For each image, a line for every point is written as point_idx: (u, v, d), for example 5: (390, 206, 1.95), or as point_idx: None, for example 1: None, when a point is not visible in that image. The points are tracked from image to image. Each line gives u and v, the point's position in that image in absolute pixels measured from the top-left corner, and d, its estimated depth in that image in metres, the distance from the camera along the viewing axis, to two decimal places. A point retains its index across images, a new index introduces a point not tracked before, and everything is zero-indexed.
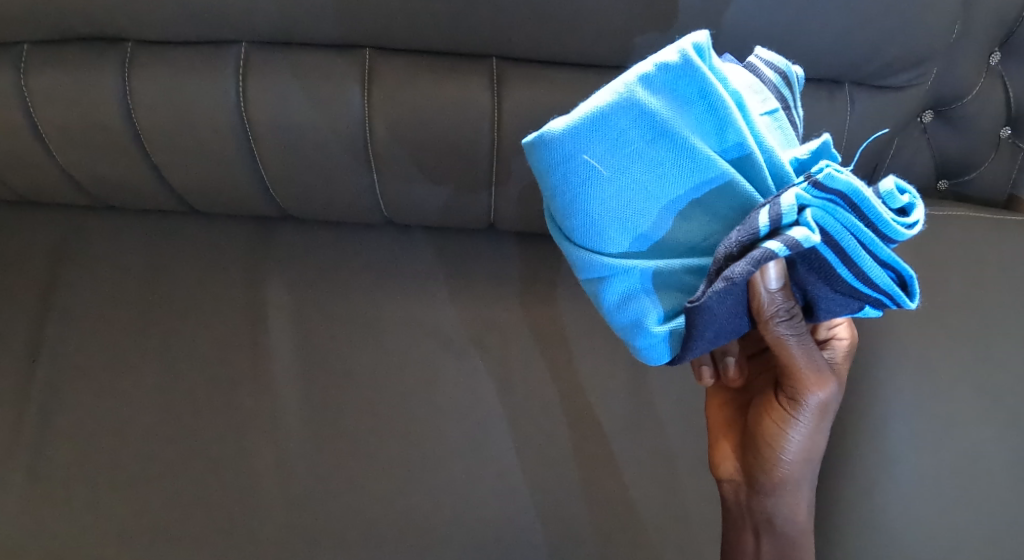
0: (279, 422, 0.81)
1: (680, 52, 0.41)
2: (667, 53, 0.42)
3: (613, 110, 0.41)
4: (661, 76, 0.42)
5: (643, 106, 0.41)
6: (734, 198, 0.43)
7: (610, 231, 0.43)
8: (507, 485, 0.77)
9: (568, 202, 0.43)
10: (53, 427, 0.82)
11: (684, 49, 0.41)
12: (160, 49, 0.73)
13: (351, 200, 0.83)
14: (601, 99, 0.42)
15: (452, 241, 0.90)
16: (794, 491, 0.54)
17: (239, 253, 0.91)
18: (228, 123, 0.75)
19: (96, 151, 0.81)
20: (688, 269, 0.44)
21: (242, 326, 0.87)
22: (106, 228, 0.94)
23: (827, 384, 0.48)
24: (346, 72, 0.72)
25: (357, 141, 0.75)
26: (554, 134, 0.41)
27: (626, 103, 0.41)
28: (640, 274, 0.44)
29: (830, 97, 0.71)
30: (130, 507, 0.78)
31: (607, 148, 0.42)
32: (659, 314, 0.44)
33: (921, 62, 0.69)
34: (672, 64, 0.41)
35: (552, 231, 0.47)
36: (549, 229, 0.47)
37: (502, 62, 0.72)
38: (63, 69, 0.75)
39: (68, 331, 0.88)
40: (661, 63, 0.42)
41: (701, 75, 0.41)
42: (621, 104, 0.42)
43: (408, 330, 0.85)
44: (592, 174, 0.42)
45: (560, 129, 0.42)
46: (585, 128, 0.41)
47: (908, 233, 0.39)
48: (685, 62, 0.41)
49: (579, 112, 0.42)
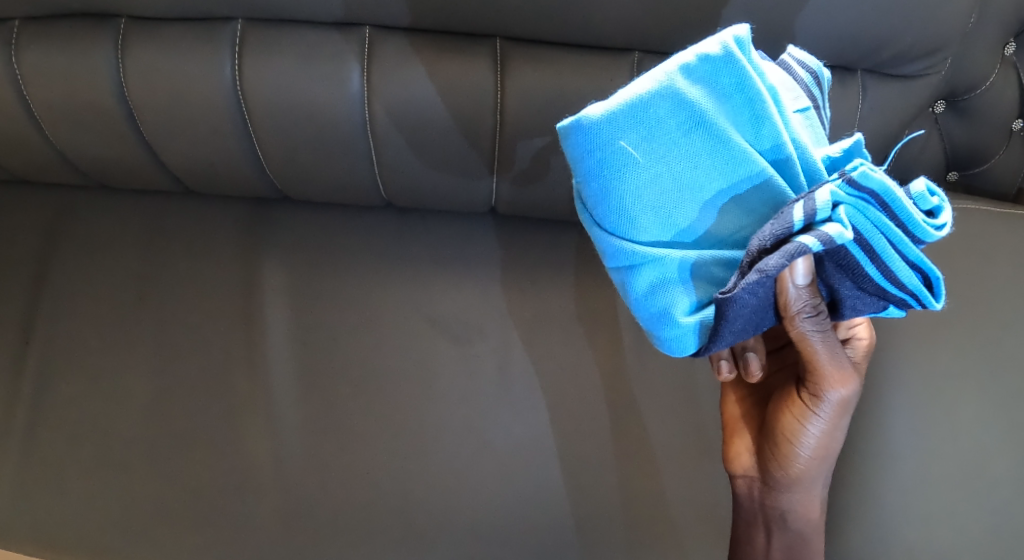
0: (274, 408, 0.80)
1: (721, 44, 0.41)
2: (708, 44, 0.41)
3: (652, 98, 0.41)
4: (702, 67, 0.41)
5: (682, 95, 0.41)
6: (767, 193, 0.42)
7: (642, 219, 0.42)
8: (506, 473, 0.76)
9: (600, 187, 0.42)
10: (45, 413, 0.81)
11: (726, 41, 0.41)
12: (155, 26, 0.71)
13: (350, 181, 0.81)
14: (641, 86, 0.41)
15: (456, 226, 0.88)
16: (808, 487, 0.55)
17: (236, 236, 0.89)
18: (225, 104, 0.73)
19: (88, 130, 0.78)
20: (718, 261, 0.43)
21: (237, 309, 0.85)
22: (99, 209, 0.92)
23: (849, 381, 0.48)
24: (345, 50, 0.69)
25: (357, 122, 0.73)
26: (591, 119, 0.40)
27: (666, 92, 0.41)
28: (670, 263, 0.43)
29: (843, 84, 0.70)
30: (123, 494, 0.77)
31: (644, 135, 0.41)
32: (688, 304, 0.43)
33: (935, 51, 0.68)
34: (713, 55, 0.41)
35: (581, 217, 0.45)
36: (578, 214, 0.45)
37: (507, 42, 0.69)
38: (53, 44, 0.72)
39: (59, 315, 0.86)
40: (701, 54, 0.41)
41: (742, 68, 0.41)
42: (660, 92, 0.41)
43: (407, 316, 0.84)
44: (627, 161, 0.41)
45: (598, 115, 0.41)
46: (622, 115, 0.41)
47: (937, 234, 0.39)
48: (726, 54, 0.41)
49: (617, 99, 0.41)
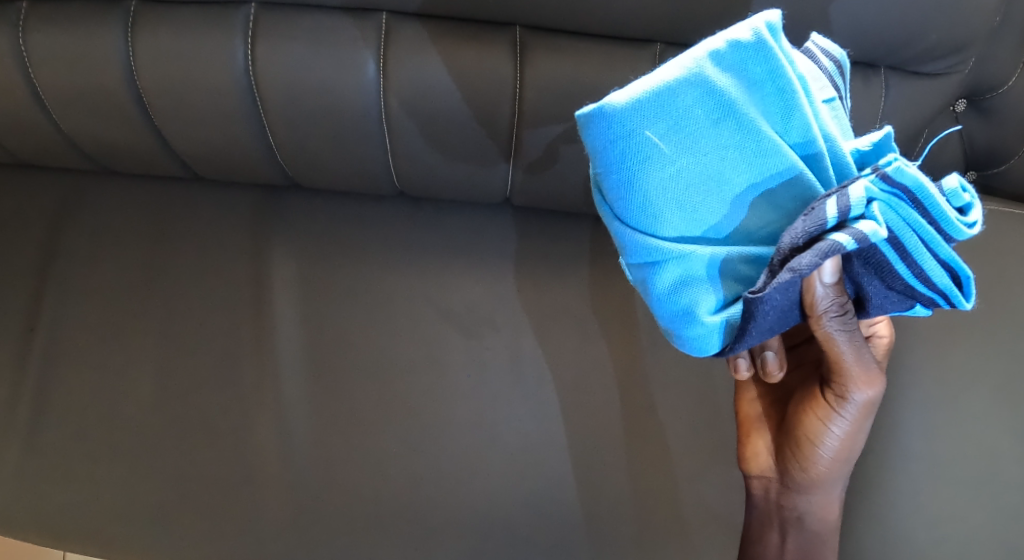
0: (281, 398, 0.80)
1: (752, 30, 0.40)
2: (738, 31, 0.41)
3: (680, 85, 0.40)
4: (732, 53, 0.40)
5: (712, 84, 0.40)
6: (796, 187, 0.42)
7: (667, 213, 0.42)
8: (514, 468, 0.76)
9: (624, 180, 0.41)
10: (50, 399, 0.81)
11: (757, 28, 0.40)
12: (165, 9, 0.70)
13: (364, 169, 0.80)
14: (669, 73, 0.40)
15: (467, 217, 0.87)
16: (827, 488, 0.54)
17: (244, 223, 0.88)
18: (236, 89, 0.72)
19: (97, 115, 0.78)
20: (745, 258, 0.43)
21: (245, 296, 0.85)
22: (106, 194, 0.91)
23: (875, 382, 0.48)
24: (360, 35, 0.68)
25: (372, 109, 0.72)
26: (615, 107, 0.39)
27: (694, 79, 0.40)
28: (696, 259, 0.42)
29: (864, 81, 0.69)
30: (127, 480, 0.77)
31: (671, 125, 0.40)
32: (713, 303, 0.43)
33: (960, 49, 0.67)
34: (743, 41, 0.40)
35: (599, 208, 0.45)
36: (596, 205, 0.45)
37: (526, 31, 0.68)
38: (62, 27, 0.71)
39: (65, 301, 0.86)
40: (732, 41, 0.40)
41: (774, 56, 0.40)
42: (689, 80, 0.40)
43: (417, 307, 0.83)
44: (653, 151, 0.40)
45: (622, 103, 0.40)
46: (648, 104, 0.40)
47: (969, 232, 0.38)
48: (757, 40, 0.40)
49: (644, 86, 0.40)
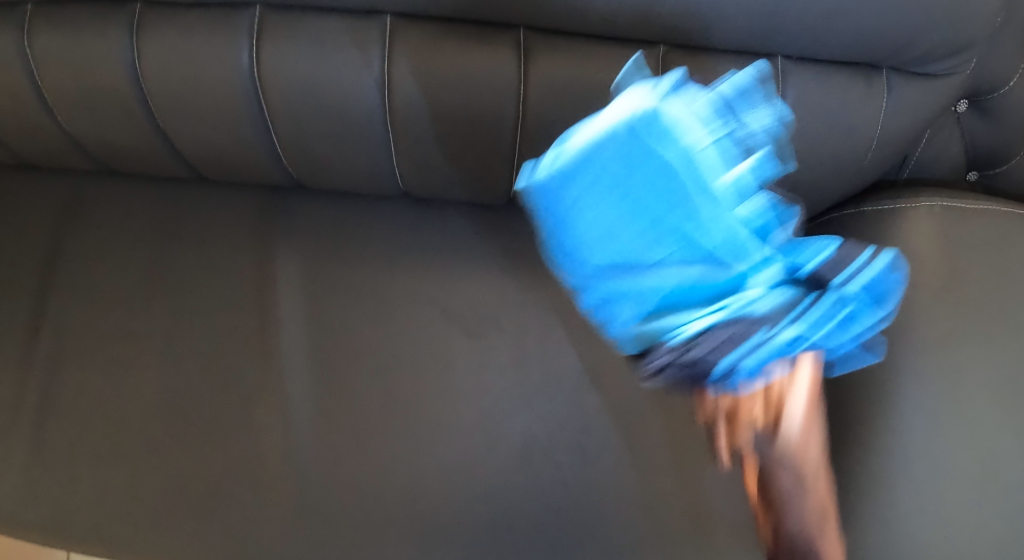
0: (286, 398, 0.80)
1: (638, 98, 0.41)
2: (631, 96, 0.42)
3: (585, 151, 0.43)
4: (629, 116, 0.42)
5: (604, 148, 0.42)
6: (693, 223, 0.41)
7: (588, 259, 0.45)
8: (518, 467, 0.77)
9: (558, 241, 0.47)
10: (55, 400, 0.81)
11: (636, 92, 0.42)
12: (170, 11, 0.70)
13: (368, 169, 0.81)
14: (574, 142, 0.44)
15: (471, 217, 0.88)
16: (802, 489, 0.56)
17: (248, 222, 0.89)
18: (242, 90, 0.73)
19: (102, 116, 0.78)
20: (651, 287, 0.43)
21: (250, 297, 0.85)
22: (111, 194, 0.91)
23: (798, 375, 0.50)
24: (365, 37, 0.68)
25: (377, 110, 0.73)
26: (538, 179, 0.46)
27: (595, 145, 0.42)
28: (608, 288, 0.45)
29: (867, 82, 0.69)
30: (133, 479, 0.78)
31: (579, 188, 0.43)
32: (632, 317, 0.46)
33: (961, 50, 0.67)
34: (635, 107, 0.41)
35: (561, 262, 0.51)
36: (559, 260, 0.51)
37: (531, 33, 0.68)
38: (68, 29, 0.72)
39: (70, 301, 0.86)
40: (628, 105, 0.42)
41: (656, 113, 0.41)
42: (595, 144, 0.42)
43: (421, 307, 0.84)
44: (566, 212, 0.44)
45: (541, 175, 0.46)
46: (562, 173, 0.44)
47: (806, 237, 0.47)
48: (647, 104, 0.41)
49: (557, 158, 0.45)
